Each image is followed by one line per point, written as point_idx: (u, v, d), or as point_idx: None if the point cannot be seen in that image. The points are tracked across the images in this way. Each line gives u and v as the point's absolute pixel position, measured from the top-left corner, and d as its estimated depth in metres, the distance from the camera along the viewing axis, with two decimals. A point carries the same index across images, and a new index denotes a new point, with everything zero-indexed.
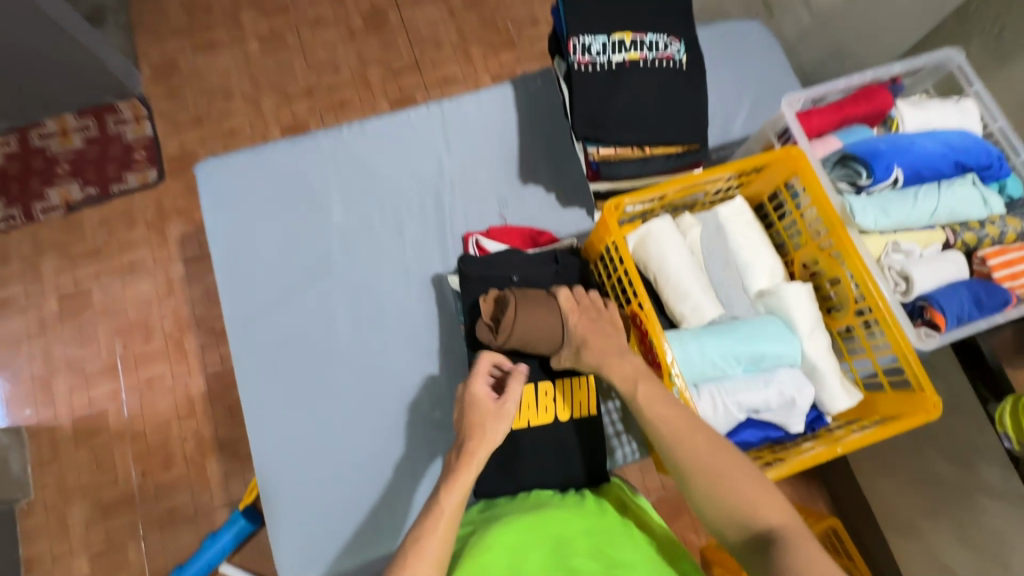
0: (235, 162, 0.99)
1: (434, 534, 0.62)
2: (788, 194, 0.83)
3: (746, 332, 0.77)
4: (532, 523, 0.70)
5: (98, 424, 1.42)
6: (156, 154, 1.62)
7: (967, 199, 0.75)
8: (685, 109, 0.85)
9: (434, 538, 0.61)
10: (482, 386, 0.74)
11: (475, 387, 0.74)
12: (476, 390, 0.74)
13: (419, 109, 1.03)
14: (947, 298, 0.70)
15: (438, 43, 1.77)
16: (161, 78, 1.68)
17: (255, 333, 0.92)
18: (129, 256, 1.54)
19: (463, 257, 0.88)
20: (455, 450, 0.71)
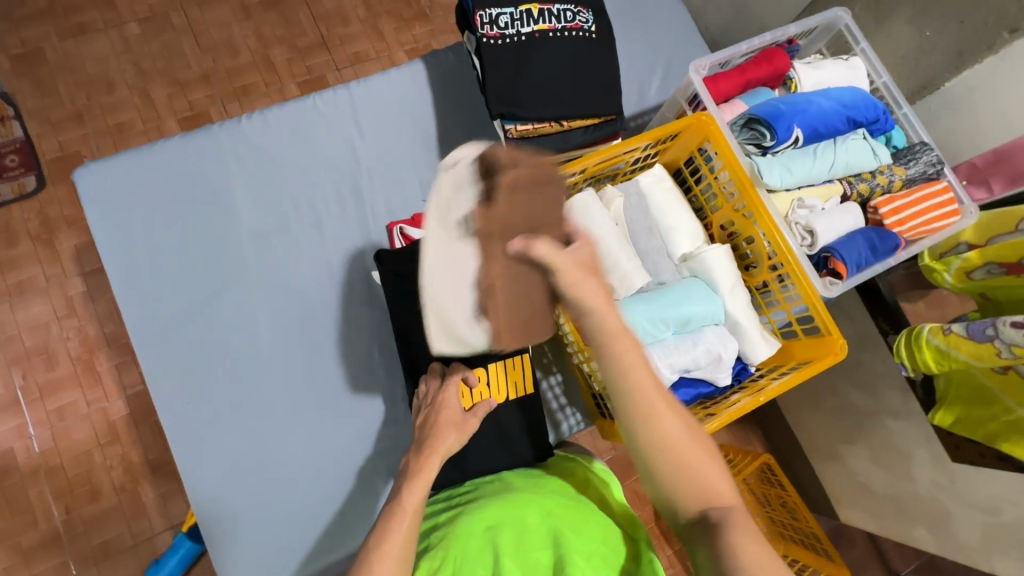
0: (120, 163, 0.89)
1: (397, 535, 0.60)
2: (702, 159, 0.86)
3: (673, 297, 0.80)
4: (501, 509, 0.69)
5: (5, 465, 1.29)
6: (31, 158, 1.43)
7: (860, 152, 0.80)
8: (598, 80, 0.85)
9: (396, 539, 0.60)
10: (454, 394, 0.75)
11: (447, 392, 0.75)
12: (448, 395, 0.75)
13: (326, 92, 0.97)
14: (847, 248, 0.76)
15: (345, 18, 1.66)
16: (25, 72, 1.48)
17: (169, 351, 0.85)
18: (15, 277, 1.37)
19: (382, 252, 0.83)
20: (413, 451, 0.72)
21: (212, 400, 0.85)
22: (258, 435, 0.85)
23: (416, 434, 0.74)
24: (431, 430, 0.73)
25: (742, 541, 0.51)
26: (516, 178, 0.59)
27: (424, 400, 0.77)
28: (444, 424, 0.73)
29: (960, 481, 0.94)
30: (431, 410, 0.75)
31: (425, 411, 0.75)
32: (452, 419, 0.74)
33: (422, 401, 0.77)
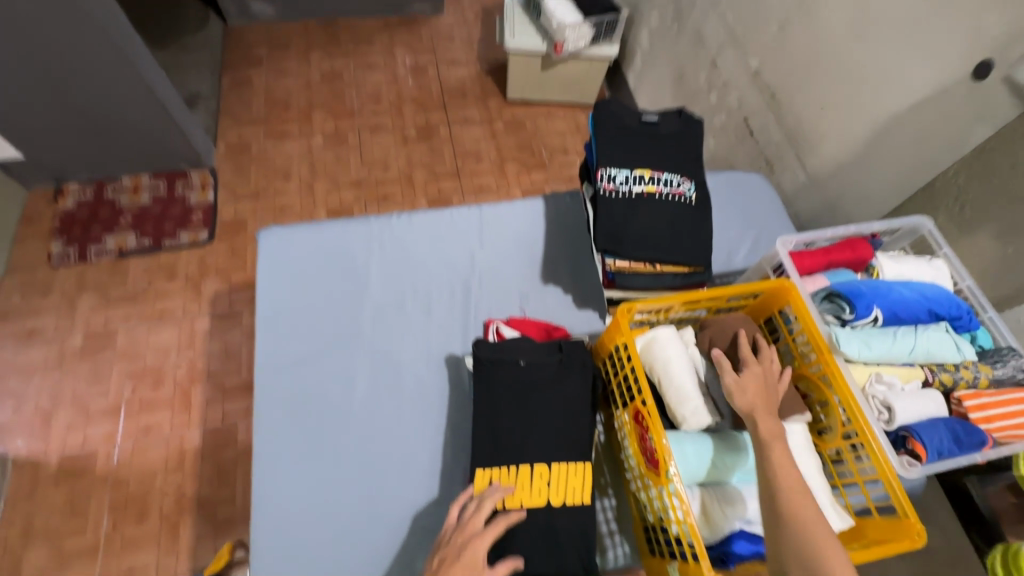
0: (295, 232, 1.13)
1: None
2: (782, 320, 0.93)
3: (740, 443, 0.84)
4: None
5: (84, 466, 1.54)
6: (211, 217, 1.93)
7: (941, 343, 0.83)
8: (692, 238, 0.99)
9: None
10: (484, 544, 0.74)
11: (480, 541, 0.74)
12: (479, 544, 0.74)
13: (461, 208, 1.19)
14: (927, 431, 0.76)
15: (479, 157, 2.13)
16: (232, 155, 2.08)
17: (278, 387, 0.98)
18: (162, 305, 1.78)
19: (479, 341, 0.93)
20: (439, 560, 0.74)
21: (299, 438, 0.94)
22: (325, 482, 0.91)
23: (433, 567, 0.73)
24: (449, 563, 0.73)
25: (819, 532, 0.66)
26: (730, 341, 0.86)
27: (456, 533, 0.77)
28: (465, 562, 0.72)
29: None
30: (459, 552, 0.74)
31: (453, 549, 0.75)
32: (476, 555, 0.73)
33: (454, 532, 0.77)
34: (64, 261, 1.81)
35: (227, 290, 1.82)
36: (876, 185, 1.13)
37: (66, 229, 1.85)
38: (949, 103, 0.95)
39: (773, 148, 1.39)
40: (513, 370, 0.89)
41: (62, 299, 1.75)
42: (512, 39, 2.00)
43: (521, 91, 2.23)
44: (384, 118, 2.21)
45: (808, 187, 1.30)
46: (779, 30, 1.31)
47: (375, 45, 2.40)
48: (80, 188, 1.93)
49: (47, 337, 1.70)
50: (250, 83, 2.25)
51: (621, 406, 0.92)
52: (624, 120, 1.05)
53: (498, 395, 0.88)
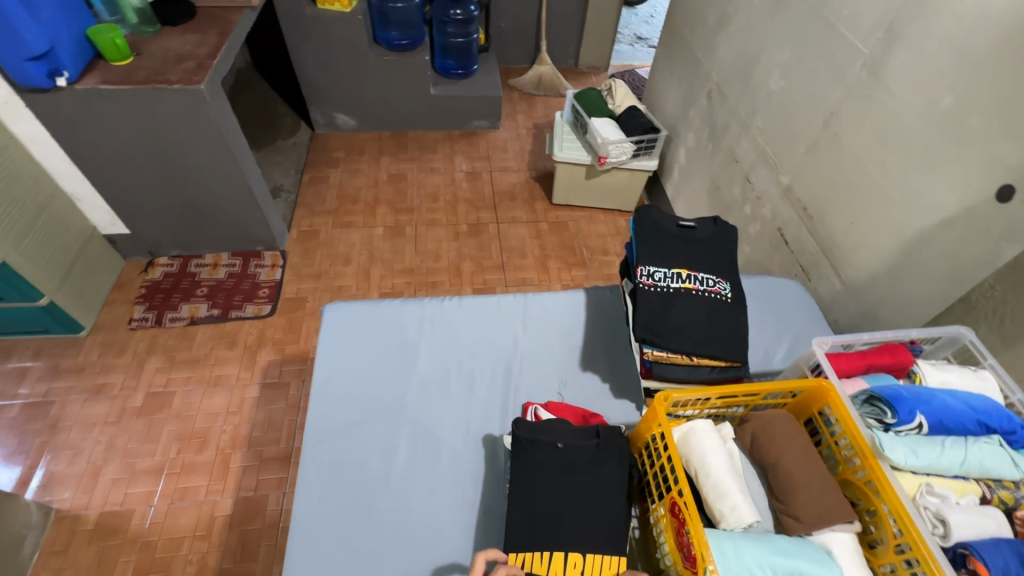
0: (356, 307, 1.24)
1: None
2: (822, 422, 0.93)
3: (781, 546, 0.78)
4: None
5: (119, 525, 1.57)
6: (275, 294, 2.11)
7: (996, 457, 0.80)
8: (728, 334, 1.03)
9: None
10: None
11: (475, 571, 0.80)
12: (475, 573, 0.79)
13: (508, 296, 1.28)
14: (988, 550, 0.70)
15: (523, 254, 2.28)
16: (303, 241, 2.31)
17: (323, 451, 1.03)
18: (219, 371, 1.90)
19: (519, 420, 0.96)
20: None
21: (336, 504, 0.96)
22: (355, 551, 0.91)
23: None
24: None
25: None
26: (756, 442, 0.91)
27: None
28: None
29: None
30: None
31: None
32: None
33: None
34: (141, 325, 1.99)
35: (279, 361, 1.94)
36: (913, 296, 1.15)
37: (150, 296, 2.07)
38: (975, 221, 1.01)
39: (808, 257, 1.46)
40: (550, 451, 0.91)
41: (133, 360, 1.91)
42: (560, 151, 2.23)
43: (566, 196, 2.43)
44: (439, 215, 2.43)
45: (845, 295, 1.33)
46: (807, 152, 1.44)
47: (437, 153, 2.72)
48: (169, 261, 2.18)
49: (113, 394, 1.83)
50: (326, 180, 2.56)
51: (657, 500, 0.91)
52: (662, 223, 1.15)
53: (535, 475, 0.89)
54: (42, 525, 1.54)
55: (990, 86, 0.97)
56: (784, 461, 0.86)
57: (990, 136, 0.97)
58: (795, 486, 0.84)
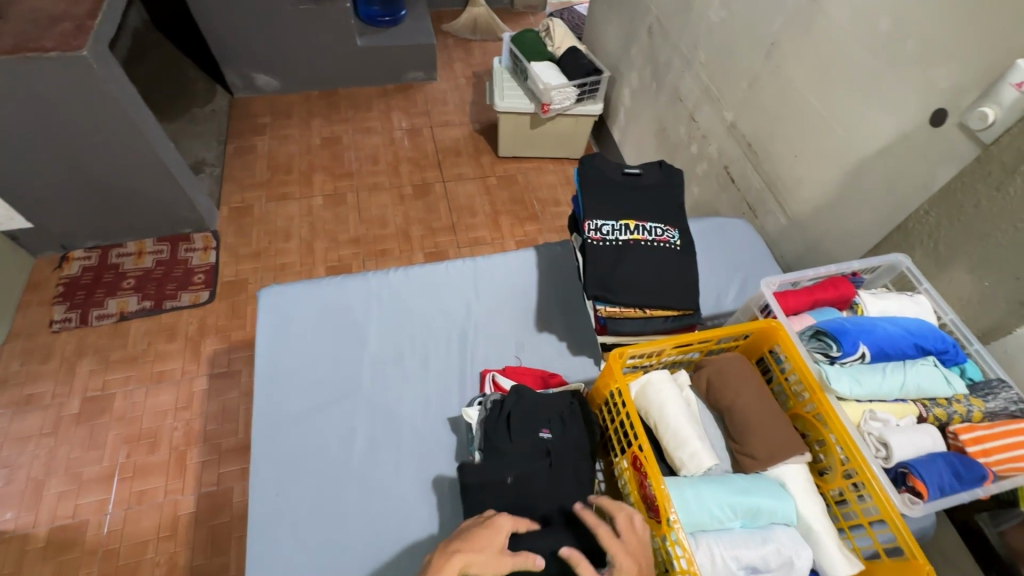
0: (296, 289, 1.16)
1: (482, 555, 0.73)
2: (773, 360, 0.95)
3: (738, 485, 0.81)
4: None
5: (74, 538, 1.49)
6: (212, 278, 1.97)
7: (931, 377, 0.84)
8: (680, 282, 1.01)
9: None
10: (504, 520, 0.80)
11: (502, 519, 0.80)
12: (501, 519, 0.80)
13: (457, 262, 1.23)
14: (926, 467, 0.75)
15: (474, 212, 2.21)
16: (235, 218, 2.15)
17: (277, 443, 0.98)
18: (161, 367, 1.78)
19: (483, 420, 0.95)
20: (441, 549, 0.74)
21: (297, 495, 0.93)
22: (321, 540, 0.89)
23: (460, 531, 0.77)
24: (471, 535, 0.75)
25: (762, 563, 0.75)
26: (709, 385, 0.92)
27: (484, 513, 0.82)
28: (485, 535, 0.75)
29: None
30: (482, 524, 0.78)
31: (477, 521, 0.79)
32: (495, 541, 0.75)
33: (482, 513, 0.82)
34: (65, 326, 1.83)
35: (226, 348, 1.83)
36: (854, 225, 1.17)
37: (70, 293, 1.89)
38: (912, 147, 1.01)
39: (754, 194, 1.46)
40: (501, 489, 0.87)
41: (61, 364, 1.76)
42: (502, 100, 2.12)
43: (512, 148, 2.34)
44: (381, 178, 2.30)
45: (790, 230, 1.35)
46: (750, 87, 1.41)
47: (373, 111, 2.54)
48: (86, 254, 1.98)
49: (44, 404, 1.69)
50: (254, 150, 2.36)
51: (620, 453, 0.92)
52: (608, 174, 1.11)
53: (494, 481, 0.87)
54: None
55: (926, 6, 0.95)
56: (735, 403, 0.88)
57: (925, 59, 0.96)
58: (749, 426, 0.86)
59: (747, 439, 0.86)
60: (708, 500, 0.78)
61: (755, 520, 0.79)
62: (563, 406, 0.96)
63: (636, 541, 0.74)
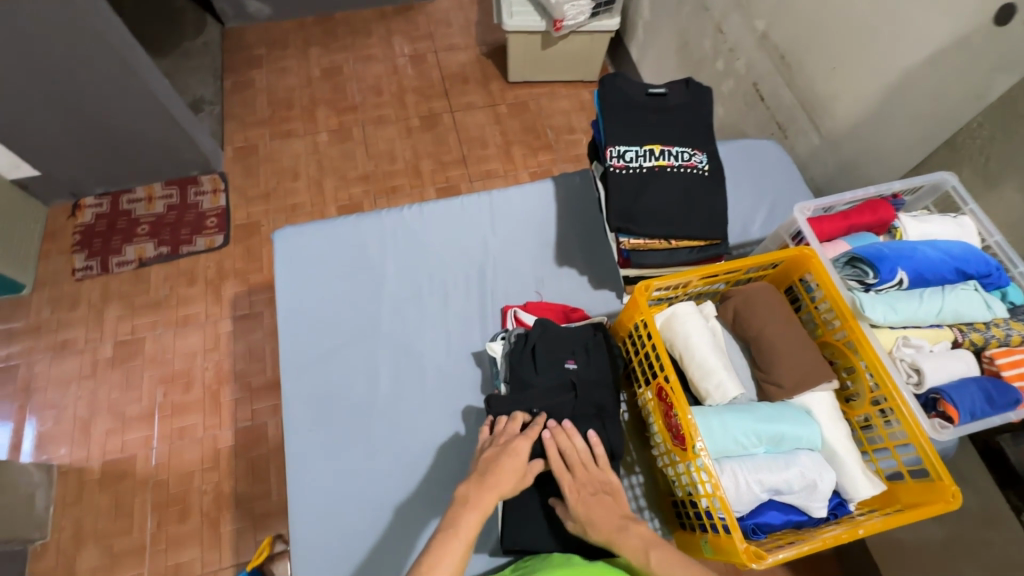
0: (308, 228, 1.14)
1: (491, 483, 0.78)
2: (803, 289, 0.92)
3: (764, 412, 0.81)
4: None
5: (125, 470, 1.59)
6: (225, 221, 1.96)
7: (971, 302, 0.81)
8: (708, 210, 0.96)
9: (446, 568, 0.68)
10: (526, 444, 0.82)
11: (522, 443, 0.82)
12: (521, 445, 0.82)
13: (472, 196, 1.19)
14: (959, 393, 0.74)
15: (484, 143, 2.12)
16: (240, 159, 2.09)
17: (305, 381, 1.00)
18: (185, 310, 1.82)
19: (509, 353, 0.96)
20: (473, 483, 0.78)
21: (328, 429, 0.96)
22: (355, 471, 0.93)
23: (478, 464, 0.81)
24: (492, 469, 0.79)
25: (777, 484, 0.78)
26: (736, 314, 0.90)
27: (498, 435, 0.85)
28: (507, 466, 0.80)
29: None
30: (500, 451, 0.82)
31: (494, 449, 0.83)
32: (517, 467, 0.80)
33: (495, 437, 0.85)
34: (87, 274, 1.85)
35: (247, 291, 1.85)
36: (894, 143, 1.10)
37: (87, 241, 1.89)
38: (969, 52, 0.92)
39: (785, 112, 1.36)
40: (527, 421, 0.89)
41: (89, 311, 1.80)
42: (510, 18, 1.95)
43: (523, 72, 2.20)
44: (387, 110, 2.20)
45: (823, 150, 1.27)
46: None
47: (373, 36, 2.38)
48: (96, 201, 1.96)
49: (79, 349, 1.75)
50: (252, 84, 2.25)
51: (644, 384, 0.92)
52: (630, 95, 1.03)
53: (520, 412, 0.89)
54: (48, 483, 1.56)
55: None
56: (764, 331, 0.86)
57: None
58: (779, 355, 0.85)
59: (775, 365, 0.85)
60: (733, 429, 0.79)
61: (780, 447, 0.80)
62: (588, 338, 0.96)
63: (585, 474, 0.81)
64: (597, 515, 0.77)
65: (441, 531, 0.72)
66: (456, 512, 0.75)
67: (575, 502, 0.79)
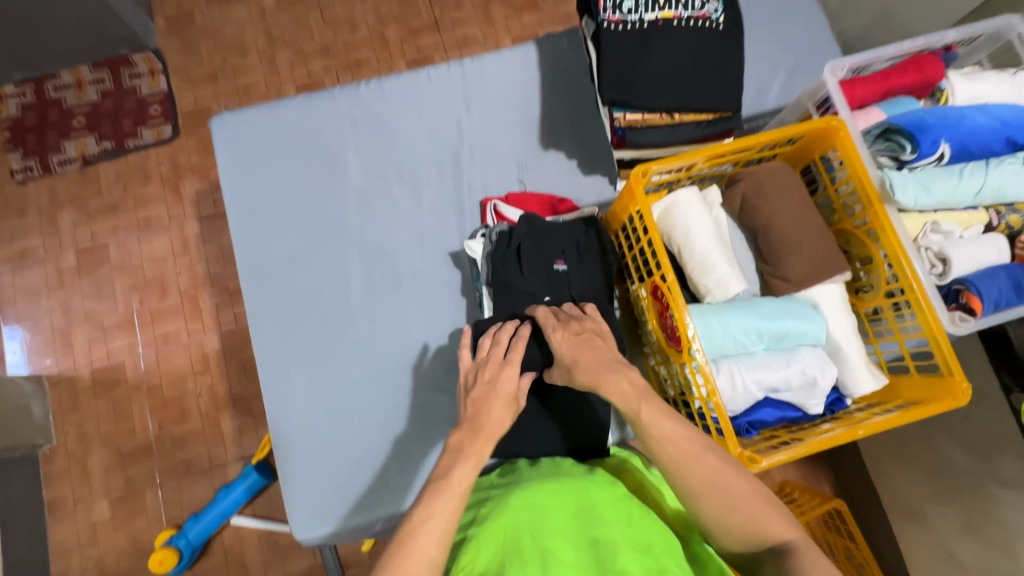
0: (250, 115, 0.97)
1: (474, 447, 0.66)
2: (823, 167, 0.80)
3: (767, 309, 0.75)
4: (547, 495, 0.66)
5: (117, 376, 1.55)
6: (170, 109, 1.71)
7: (1016, 178, 0.70)
8: (720, 73, 0.80)
9: (441, 516, 0.59)
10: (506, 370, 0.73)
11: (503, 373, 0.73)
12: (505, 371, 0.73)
13: (440, 67, 1.00)
14: (986, 283, 0.67)
15: (459, 3, 1.80)
16: (175, 31, 1.77)
17: (268, 290, 0.92)
18: (146, 213, 1.66)
19: (492, 251, 0.86)
20: (466, 429, 0.68)
21: (303, 340, 0.90)
22: (335, 381, 0.89)
23: (467, 412, 0.71)
24: (481, 411, 0.70)
25: (776, 384, 0.74)
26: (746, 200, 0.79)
27: (481, 368, 0.74)
28: (497, 405, 0.70)
29: None
30: (487, 389, 0.71)
31: (481, 388, 0.72)
32: (506, 395, 0.71)
33: (479, 369, 0.74)
34: (29, 176, 1.67)
35: (209, 189, 1.68)
36: None
37: (20, 138, 1.68)
38: None
39: None
40: None
41: (40, 218, 1.65)
42: None
43: None
44: None
45: None
46: None
47: None
48: (18, 89, 1.70)
49: (40, 259, 1.63)
50: None
51: (639, 281, 0.84)
52: None
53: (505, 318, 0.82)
54: (42, 392, 1.52)
55: None
56: (773, 218, 0.77)
57: None
58: (790, 244, 0.76)
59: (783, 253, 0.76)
60: (734, 328, 0.74)
61: (780, 344, 0.75)
62: (578, 236, 0.87)
63: (568, 317, 0.76)
64: (584, 357, 0.70)
65: (433, 481, 0.63)
66: (449, 461, 0.65)
67: (563, 343, 0.72)
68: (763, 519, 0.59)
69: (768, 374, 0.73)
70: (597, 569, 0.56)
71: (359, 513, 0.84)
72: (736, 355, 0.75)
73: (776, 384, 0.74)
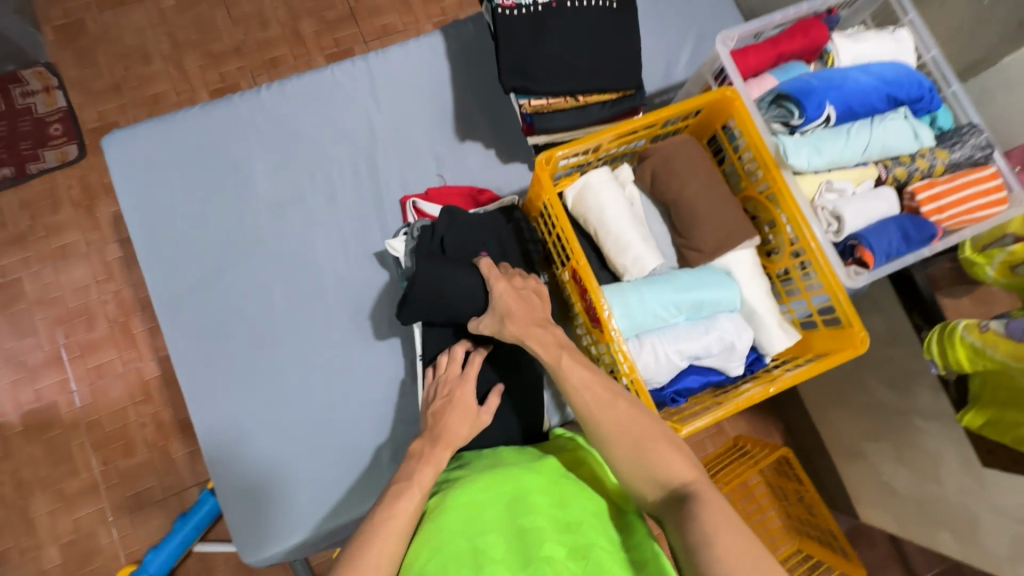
0: (143, 131, 0.92)
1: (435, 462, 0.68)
2: (726, 137, 0.83)
3: (683, 281, 0.76)
4: (481, 489, 0.65)
5: (51, 417, 1.43)
6: (74, 127, 1.54)
7: (899, 133, 0.74)
8: (617, 51, 0.81)
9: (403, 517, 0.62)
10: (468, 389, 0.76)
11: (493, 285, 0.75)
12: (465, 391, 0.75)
13: (343, 64, 0.96)
14: (876, 236, 0.71)
15: None
16: (66, 43, 1.57)
17: (185, 314, 0.88)
18: (61, 241, 1.50)
19: (415, 249, 0.84)
20: (426, 439, 0.71)
21: (232, 360, 0.87)
22: (269, 398, 0.87)
23: (427, 423, 0.74)
24: (441, 423, 0.73)
25: (700, 353, 0.76)
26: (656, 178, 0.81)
27: (441, 384, 0.78)
28: (457, 416, 0.74)
29: (990, 487, 0.96)
30: (446, 403, 0.75)
31: (440, 401, 0.75)
32: (465, 408, 0.74)
33: (438, 387, 0.77)
34: None
35: None
36: None
37: None
38: None
39: None
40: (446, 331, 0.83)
41: None
42: None
43: None
44: None
45: None
46: None
47: None
48: None
49: None
50: None
51: (561, 266, 0.85)
52: None
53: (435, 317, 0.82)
54: None
55: None
56: (683, 193, 0.78)
57: None
58: (700, 215, 0.78)
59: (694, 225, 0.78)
60: (653, 304, 0.75)
61: (701, 313, 0.77)
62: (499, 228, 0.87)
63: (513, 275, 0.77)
64: (516, 307, 0.72)
65: (395, 485, 0.66)
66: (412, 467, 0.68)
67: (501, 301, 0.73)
68: (668, 461, 0.60)
69: (692, 345, 0.76)
70: (517, 565, 0.58)
71: (308, 528, 0.83)
72: (659, 329, 0.77)
73: (700, 352, 0.76)
